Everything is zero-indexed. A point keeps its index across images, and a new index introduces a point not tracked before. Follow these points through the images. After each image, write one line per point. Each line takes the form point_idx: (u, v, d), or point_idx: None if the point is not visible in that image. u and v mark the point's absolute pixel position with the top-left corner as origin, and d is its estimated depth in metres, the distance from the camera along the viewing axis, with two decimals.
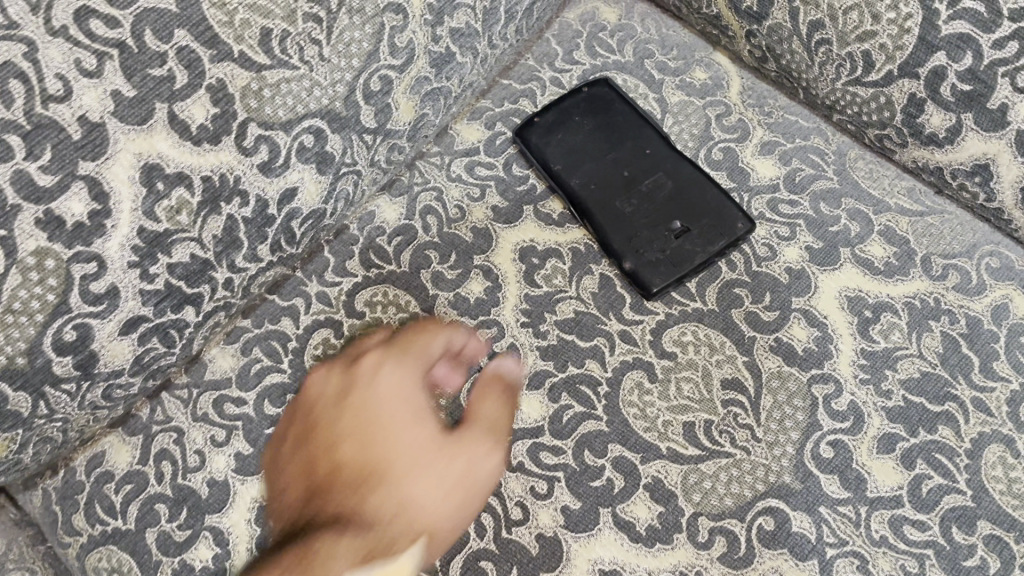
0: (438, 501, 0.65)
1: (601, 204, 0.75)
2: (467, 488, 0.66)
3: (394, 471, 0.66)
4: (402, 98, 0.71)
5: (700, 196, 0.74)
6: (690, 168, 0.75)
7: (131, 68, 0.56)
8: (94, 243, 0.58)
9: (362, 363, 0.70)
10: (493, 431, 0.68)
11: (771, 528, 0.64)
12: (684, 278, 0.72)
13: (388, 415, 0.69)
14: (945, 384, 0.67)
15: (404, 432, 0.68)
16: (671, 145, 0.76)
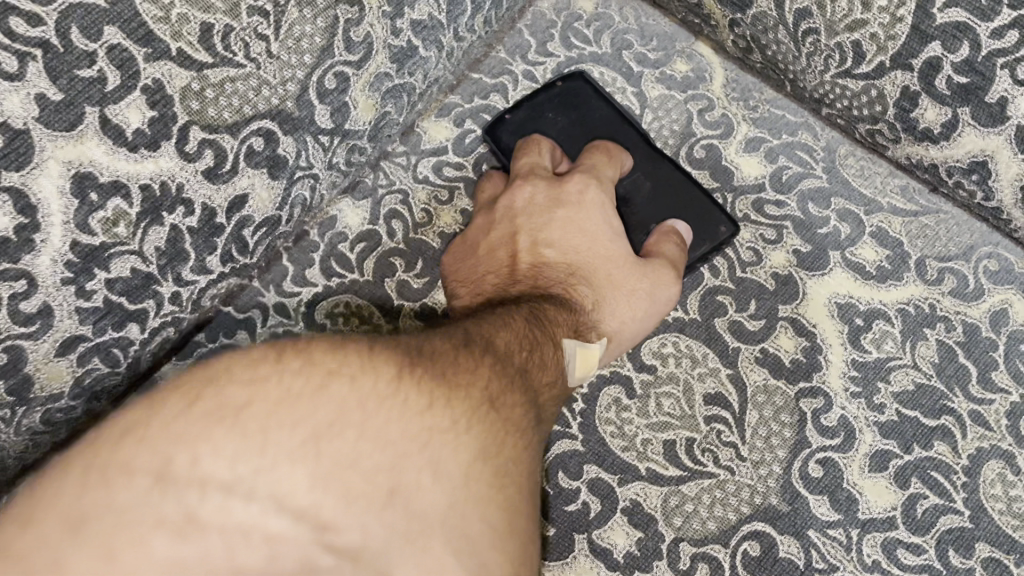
0: (630, 289, 0.63)
1: None
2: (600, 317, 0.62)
3: (603, 292, 0.62)
4: (361, 96, 0.66)
5: (683, 200, 0.69)
6: (670, 167, 0.70)
7: (56, 70, 0.51)
8: (22, 259, 0.53)
9: (567, 184, 0.66)
10: (610, 232, 0.64)
11: (757, 553, 0.60)
12: None
13: (593, 216, 0.64)
14: (941, 397, 0.63)
15: (594, 246, 0.64)
16: (650, 143, 0.71)
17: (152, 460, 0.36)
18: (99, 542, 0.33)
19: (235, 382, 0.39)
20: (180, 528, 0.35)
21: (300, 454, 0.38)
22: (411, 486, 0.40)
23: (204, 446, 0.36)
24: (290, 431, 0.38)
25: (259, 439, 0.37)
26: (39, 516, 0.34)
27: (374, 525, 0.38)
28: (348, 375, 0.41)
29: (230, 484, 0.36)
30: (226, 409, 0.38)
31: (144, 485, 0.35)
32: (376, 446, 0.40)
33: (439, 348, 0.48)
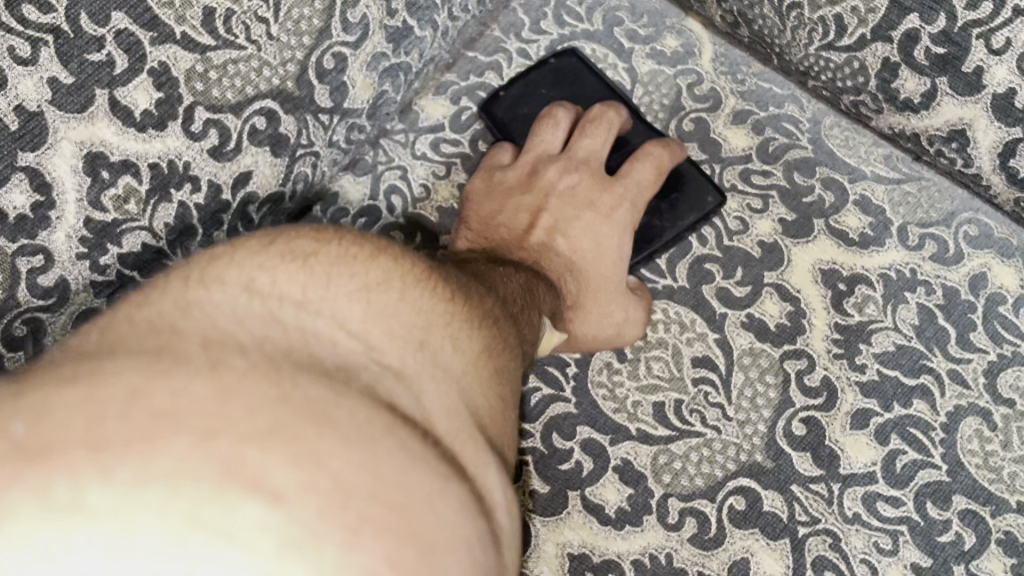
0: (604, 312, 0.64)
1: None
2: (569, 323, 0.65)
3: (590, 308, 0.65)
4: (359, 75, 0.69)
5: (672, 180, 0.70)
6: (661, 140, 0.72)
7: (67, 54, 0.55)
8: (39, 235, 0.56)
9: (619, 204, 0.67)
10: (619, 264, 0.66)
11: (742, 507, 0.63)
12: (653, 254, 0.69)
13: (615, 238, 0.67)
14: (920, 357, 0.66)
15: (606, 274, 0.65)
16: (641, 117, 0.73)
17: (234, 277, 0.40)
18: (193, 334, 0.36)
19: (303, 236, 0.44)
20: (268, 320, 0.38)
21: (358, 296, 0.41)
22: (447, 334, 0.44)
23: (282, 273, 0.40)
24: (349, 279, 0.42)
25: (324, 278, 0.41)
26: (133, 326, 0.38)
27: (419, 360, 0.41)
28: (387, 251, 0.45)
29: (300, 302, 0.39)
30: (299, 252, 0.42)
31: (230, 292, 0.39)
32: (415, 295, 0.44)
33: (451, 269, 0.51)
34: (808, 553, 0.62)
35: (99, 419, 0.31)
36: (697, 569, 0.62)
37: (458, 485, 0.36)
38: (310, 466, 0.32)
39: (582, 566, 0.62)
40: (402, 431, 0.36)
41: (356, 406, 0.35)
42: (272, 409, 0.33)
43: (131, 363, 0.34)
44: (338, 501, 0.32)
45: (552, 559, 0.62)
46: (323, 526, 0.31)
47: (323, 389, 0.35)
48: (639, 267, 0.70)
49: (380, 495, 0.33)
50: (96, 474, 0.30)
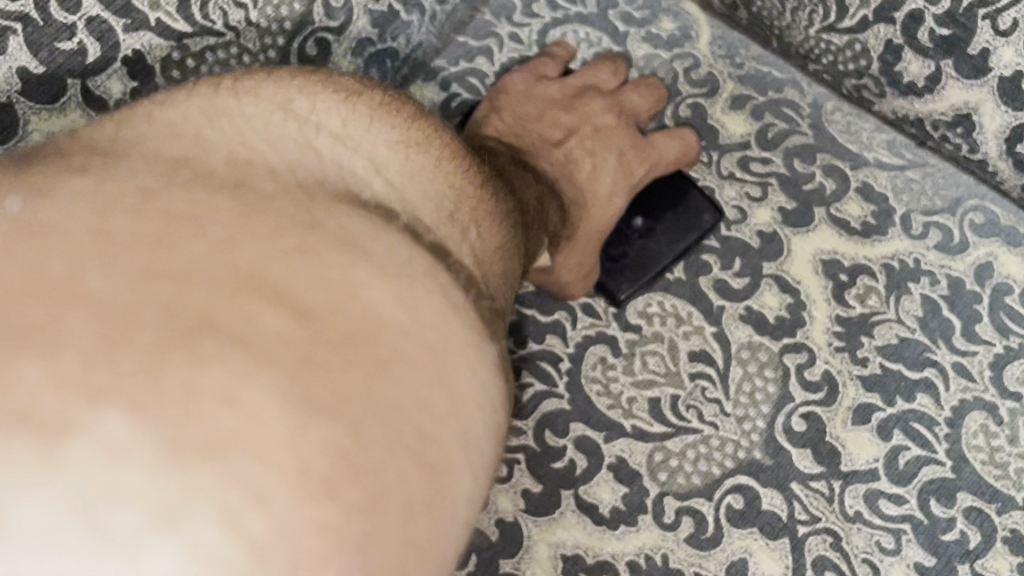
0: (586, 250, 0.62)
1: None
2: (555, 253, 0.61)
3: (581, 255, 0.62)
4: (344, 61, 0.67)
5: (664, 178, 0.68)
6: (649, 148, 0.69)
7: (37, 43, 0.51)
8: None
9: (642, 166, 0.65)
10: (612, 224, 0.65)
11: (740, 506, 0.61)
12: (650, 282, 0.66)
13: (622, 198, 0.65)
14: (924, 350, 0.64)
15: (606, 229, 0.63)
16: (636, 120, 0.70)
17: (279, 116, 0.41)
18: (230, 162, 0.37)
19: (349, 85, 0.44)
20: (305, 149, 0.40)
21: (394, 146, 0.43)
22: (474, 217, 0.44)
23: (323, 103, 0.42)
24: (389, 127, 0.43)
25: (366, 120, 0.43)
26: (174, 136, 0.39)
27: (450, 231, 0.42)
28: (432, 121, 0.45)
29: (338, 134, 0.41)
30: (345, 90, 0.43)
31: (273, 119, 0.41)
32: (450, 165, 0.44)
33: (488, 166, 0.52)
34: (808, 553, 0.60)
35: (120, 215, 0.32)
36: (694, 570, 0.60)
37: (485, 346, 0.38)
38: (340, 292, 0.32)
39: (576, 567, 0.60)
40: (434, 287, 0.36)
41: (390, 252, 0.36)
42: (305, 237, 0.33)
43: (170, 174, 0.35)
44: (358, 334, 0.32)
45: (544, 560, 0.61)
46: (346, 355, 0.31)
47: (360, 232, 0.35)
48: None
49: (400, 336, 0.33)
50: (117, 269, 0.30)
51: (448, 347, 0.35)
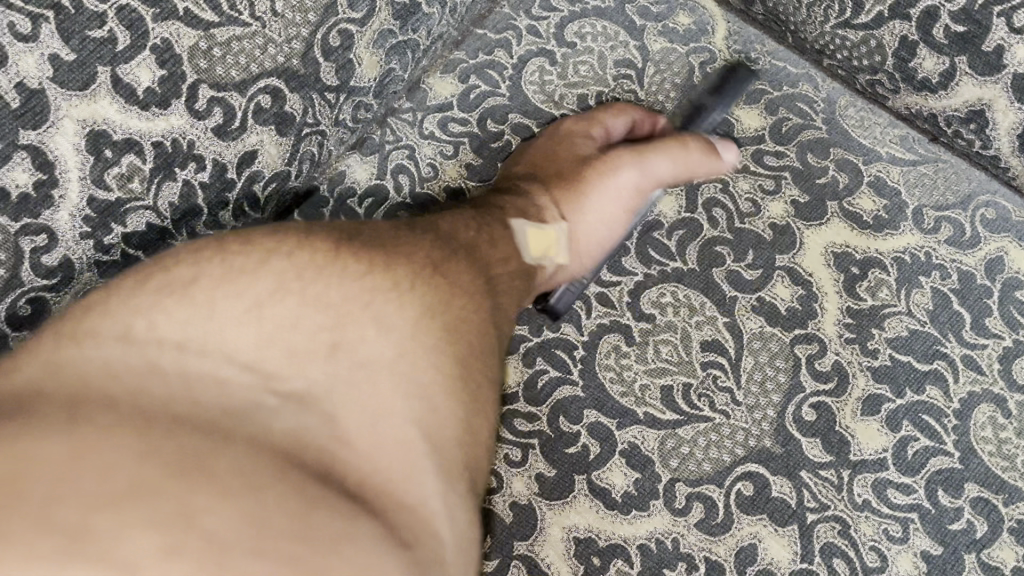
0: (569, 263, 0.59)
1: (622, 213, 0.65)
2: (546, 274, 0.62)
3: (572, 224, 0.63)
4: (365, 53, 0.68)
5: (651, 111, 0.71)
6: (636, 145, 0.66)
7: (69, 30, 0.53)
8: (43, 215, 0.56)
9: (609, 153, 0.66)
10: (622, 211, 0.65)
11: (750, 493, 0.62)
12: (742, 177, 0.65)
13: (615, 180, 0.64)
14: (934, 342, 0.65)
15: (596, 203, 0.64)
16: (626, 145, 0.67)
17: (249, 297, 0.45)
18: (218, 351, 0.44)
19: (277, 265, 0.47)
20: (148, 372, 0.43)
21: (247, 315, 0.45)
22: (454, 329, 0.50)
23: (158, 313, 0.44)
24: (234, 301, 0.45)
25: (205, 301, 0.45)
26: (161, 318, 0.44)
27: (335, 365, 0.45)
28: (346, 264, 0.48)
29: (181, 343, 0.44)
30: (172, 284, 0.45)
31: (241, 314, 0.45)
32: (405, 302, 0.48)
33: (428, 243, 0.54)
34: (817, 540, 0.61)
35: (33, 556, 0.34)
36: (704, 554, 0.61)
37: (367, 523, 0.41)
38: (340, 451, 0.44)
39: (588, 550, 0.62)
40: (401, 422, 0.46)
41: (370, 415, 0.45)
42: (271, 425, 0.43)
43: (197, 367, 0.44)
44: (346, 483, 0.43)
45: (557, 541, 0.62)
46: (315, 530, 0.39)
47: (357, 387, 0.46)
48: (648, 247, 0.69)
49: (382, 468, 0.44)
50: (38, 540, 0.34)
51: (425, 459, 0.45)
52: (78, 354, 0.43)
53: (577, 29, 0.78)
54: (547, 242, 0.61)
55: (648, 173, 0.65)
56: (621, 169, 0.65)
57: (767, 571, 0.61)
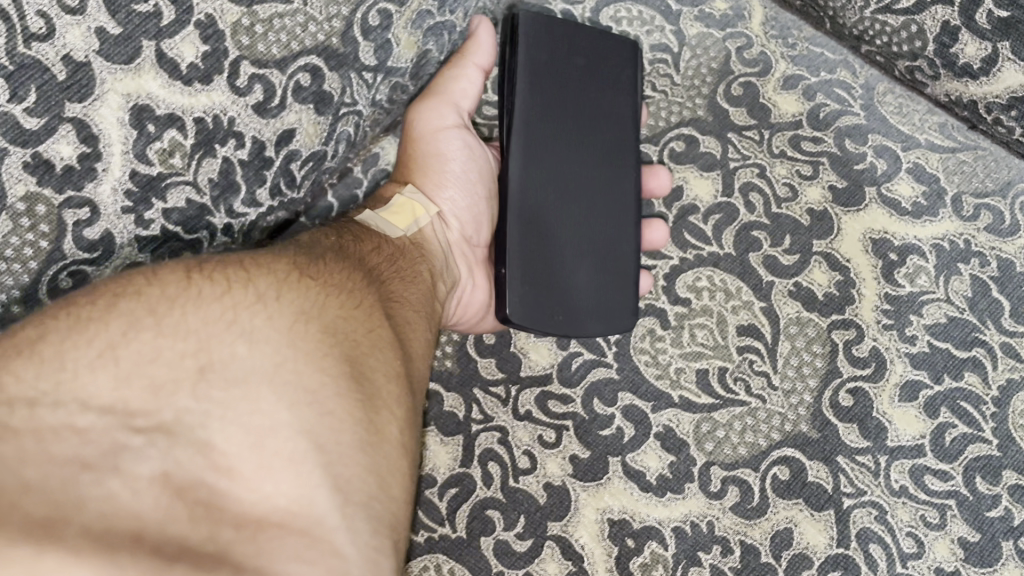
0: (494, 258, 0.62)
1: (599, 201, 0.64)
2: (546, 283, 0.62)
3: (424, 190, 0.71)
4: (403, 33, 0.67)
5: (574, 37, 0.66)
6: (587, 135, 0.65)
7: (115, 4, 0.54)
8: (85, 187, 0.55)
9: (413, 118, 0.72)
10: (591, 172, 0.65)
11: (786, 478, 0.62)
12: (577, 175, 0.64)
13: (552, 141, 0.64)
14: (972, 330, 0.65)
15: (429, 164, 0.71)
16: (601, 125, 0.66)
17: (148, 321, 0.42)
18: (132, 373, 0.40)
19: (170, 287, 0.44)
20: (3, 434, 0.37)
21: (104, 358, 0.40)
22: (365, 343, 0.47)
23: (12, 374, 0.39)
24: (86, 347, 0.40)
25: (83, 337, 0.41)
26: (58, 344, 0.40)
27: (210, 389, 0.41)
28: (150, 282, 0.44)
29: (36, 397, 0.38)
30: (19, 342, 0.40)
31: (149, 335, 0.41)
32: (321, 315, 0.47)
33: (336, 262, 0.53)
34: (853, 525, 0.61)
35: None
36: (739, 538, 0.61)
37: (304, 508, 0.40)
38: (262, 461, 0.40)
39: (623, 532, 0.61)
40: (332, 429, 0.42)
41: (296, 413, 0.41)
42: (198, 439, 0.40)
43: (92, 392, 0.39)
44: (258, 510, 0.39)
45: (591, 523, 0.62)
46: (229, 556, 0.37)
47: (268, 389, 0.41)
48: (683, 232, 0.69)
49: (305, 501, 0.40)
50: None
51: (349, 473, 0.42)
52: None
53: (612, 13, 0.75)
54: (402, 214, 0.65)
55: (596, 120, 0.66)
56: (558, 125, 0.64)
57: (803, 555, 0.60)
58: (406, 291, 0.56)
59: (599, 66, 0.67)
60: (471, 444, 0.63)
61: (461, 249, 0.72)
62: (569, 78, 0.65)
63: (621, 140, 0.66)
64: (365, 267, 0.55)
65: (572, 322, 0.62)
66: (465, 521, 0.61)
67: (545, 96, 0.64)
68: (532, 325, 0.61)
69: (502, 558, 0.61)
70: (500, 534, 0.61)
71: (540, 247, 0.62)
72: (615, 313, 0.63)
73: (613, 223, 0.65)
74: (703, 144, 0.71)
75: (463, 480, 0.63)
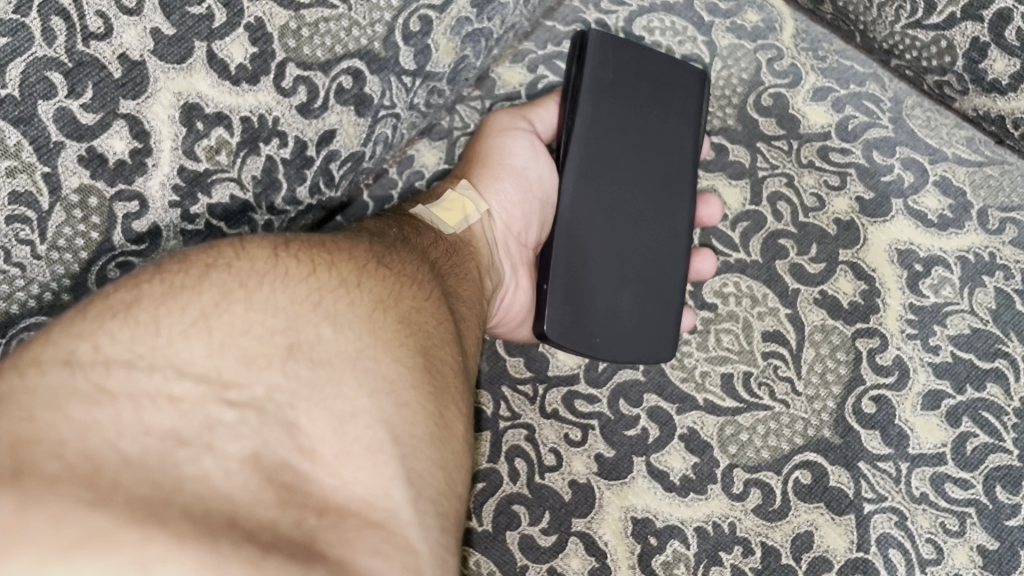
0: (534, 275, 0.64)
1: (647, 224, 0.65)
2: (586, 306, 0.63)
3: (481, 185, 0.69)
4: (443, 39, 0.68)
5: (640, 62, 0.68)
6: (639, 157, 0.66)
7: (171, 5, 0.55)
8: (136, 181, 0.56)
9: (489, 121, 0.72)
10: (642, 195, 0.66)
11: (808, 482, 0.63)
12: (627, 197, 0.65)
13: (604, 163, 0.66)
14: (996, 341, 0.66)
15: (490, 160, 0.70)
16: (656, 149, 0.67)
17: (240, 297, 0.44)
18: (226, 343, 0.42)
19: (258, 266, 0.46)
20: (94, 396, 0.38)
21: (198, 327, 0.42)
22: (439, 337, 0.50)
23: (105, 337, 0.41)
24: (180, 315, 0.42)
25: (172, 308, 0.42)
26: (154, 310, 0.42)
27: (294, 367, 0.43)
28: (239, 259, 0.46)
29: (131, 361, 0.40)
30: (116, 308, 0.42)
31: (239, 310, 0.43)
32: (396, 307, 0.48)
33: (405, 254, 0.55)
34: (873, 530, 0.62)
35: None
36: (760, 539, 0.62)
37: (376, 497, 0.42)
38: (343, 447, 0.42)
39: (645, 531, 0.63)
40: (407, 421, 0.44)
41: (375, 401, 0.44)
42: (285, 418, 0.42)
43: (186, 359, 0.41)
44: (336, 497, 0.41)
45: (615, 520, 0.63)
46: (317, 541, 0.39)
47: (352, 375, 0.44)
48: (711, 237, 0.70)
49: (381, 492, 0.42)
50: (97, 510, 0.35)
51: (421, 467, 0.44)
52: (36, 381, 0.38)
53: (645, 23, 0.77)
54: (452, 209, 0.66)
55: (651, 142, 0.67)
56: (616, 149, 0.66)
57: (823, 558, 0.61)
58: (463, 285, 0.58)
59: (663, 91, 0.68)
60: (498, 439, 0.65)
61: (510, 246, 0.70)
62: (634, 101, 0.67)
63: (677, 164, 0.67)
64: (425, 253, 0.57)
65: (608, 348, 0.63)
66: (491, 515, 0.63)
67: (608, 117, 0.66)
68: (568, 345, 0.62)
69: (527, 553, 0.62)
70: (525, 529, 0.63)
71: (581, 268, 0.63)
72: (653, 340, 0.64)
73: (660, 250, 0.65)
74: (732, 152, 0.73)
75: (489, 475, 0.64)
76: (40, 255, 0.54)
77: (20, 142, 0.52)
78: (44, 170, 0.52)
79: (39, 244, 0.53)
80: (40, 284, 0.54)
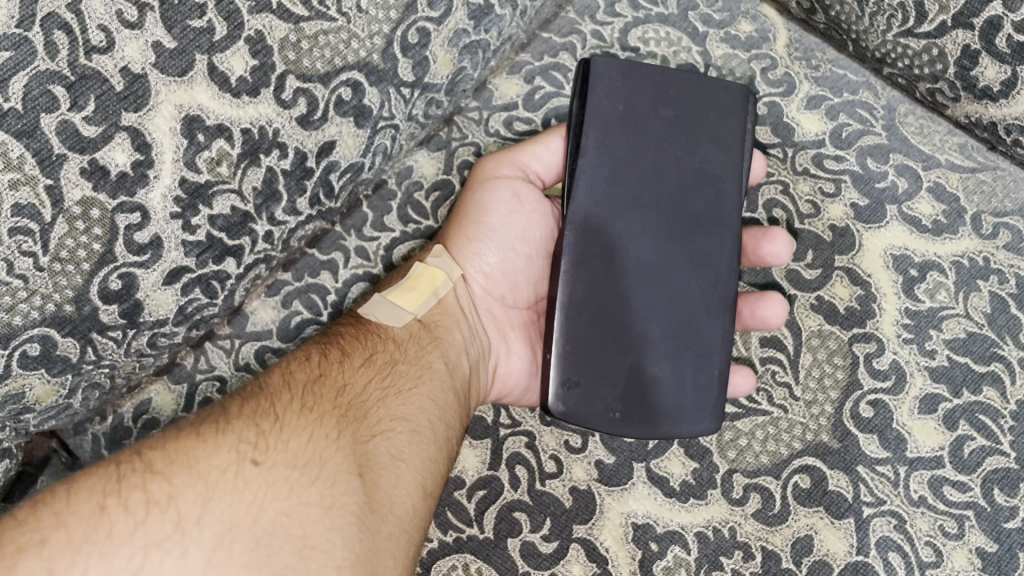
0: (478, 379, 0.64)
1: (676, 274, 0.61)
2: (604, 370, 0.59)
3: (458, 251, 0.68)
4: (440, 50, 0.68)
5: (660, 88, 0.63)
6: (664, 192, 0.62)
7: (171, 19, 0.55)
8: (137, 193, 0.56)
9: (480, 167, 0.69)
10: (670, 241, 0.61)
11: (807, 486, 0.63)
12: (653, 241, 0.61)
13: (617, 204, 0.61)
14: (991, 344, 0.66)
15: (468, 218, 0.69)
16: (685, 186, 0.62)
17: None
18: None
19: (79, 527, 0.39)
20: None
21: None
22: (320, 535, 0.43)
23: None
24: None
25: None
26: None
27: None
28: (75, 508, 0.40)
29: None
30: None
31: None
32: (255, 523, 0.41)
33: (285, 423, 0.48)
34: (872, 534, 0.62)
35: None
36: (760, 544, 0.62)
37: None
38: None
39: (646, 536, 0.63)
40: None
41: None
42: None
43: None
44: None
45: (616, 527, 0.63)
46: None
47: None
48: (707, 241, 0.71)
49: None
50: None
51: None
52: None
53: (641, 34, 0.78)
54: (418, 289, 0.64)
55: (676, 175, 0.62)
56: (629, 186, 0.61)
57: (823, 562, 0.62)
58: (409, 401, 0.56)
59: (690, 115, 0.63)
60: (499, 447, 0.65)
61: (494, 309, 0.70)
62: (653, 131, 0.62)
63: (709, 204, 0.63)
64: (341, 402, 0.52)
65: (629, 421, 0.59)
66: (492, 523, 0.63)
67: (619, 155, 0.62)
68: (582, 421, 0.59)
69: (528, 559, 0.62)
70: (526, 536, 0.63)
71: (597, 328, 0.59)
72: (691, 411, 0.61)
73: (686, 301, 0.61)
74: None
75: (490, 483, 0.64)
76: (43, 267, 0.54)
77: (23, 155, 0.51)
78: (47, 182, 0.52)
79: (42, 256, 0.53)
80: (42, 296, 0.55)
